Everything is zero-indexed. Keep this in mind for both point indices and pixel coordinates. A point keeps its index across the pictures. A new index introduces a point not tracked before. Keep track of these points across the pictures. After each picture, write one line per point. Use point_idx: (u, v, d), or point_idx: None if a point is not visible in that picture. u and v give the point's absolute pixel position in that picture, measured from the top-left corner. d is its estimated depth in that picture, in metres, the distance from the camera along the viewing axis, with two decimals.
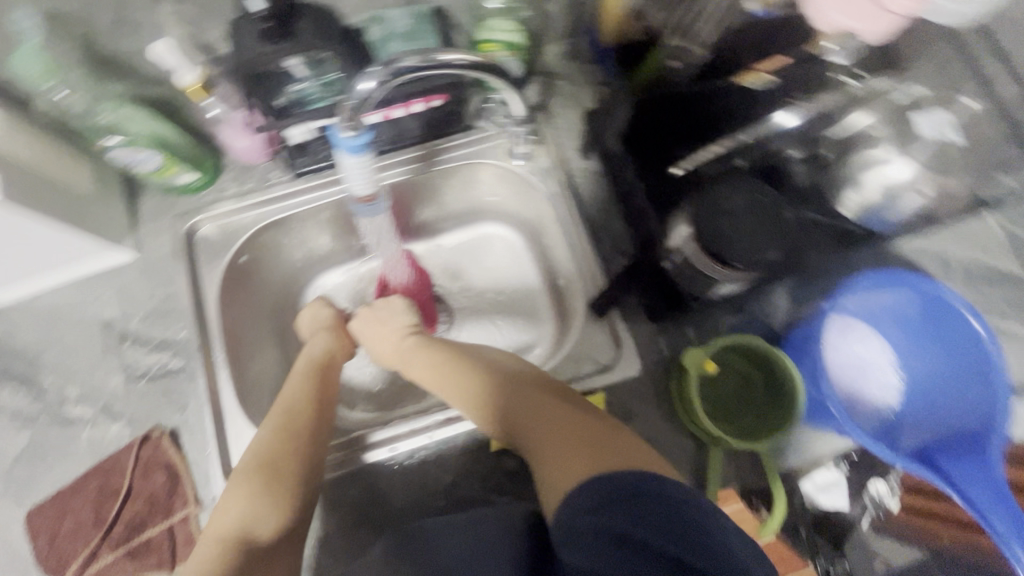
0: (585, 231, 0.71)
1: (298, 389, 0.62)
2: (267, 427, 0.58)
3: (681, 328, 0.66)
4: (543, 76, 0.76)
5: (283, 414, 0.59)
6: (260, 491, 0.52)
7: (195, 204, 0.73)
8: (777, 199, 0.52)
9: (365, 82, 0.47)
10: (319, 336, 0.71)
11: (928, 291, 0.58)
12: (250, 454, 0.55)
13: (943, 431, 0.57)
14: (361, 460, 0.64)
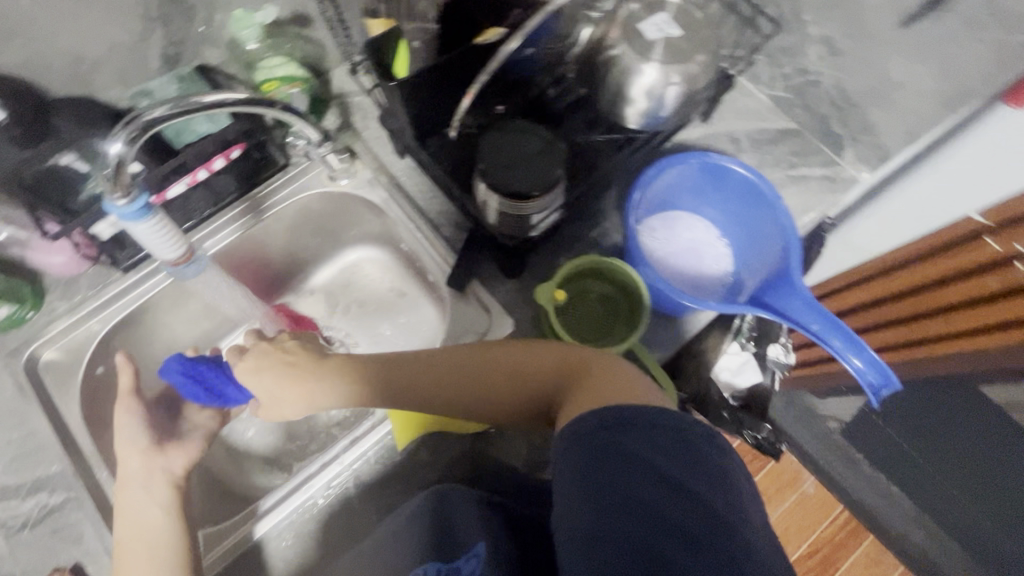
0: (424, 221, 0.74)
1: (147, 513, 0.59)
2: (142, 565, 0.55)
3: (536, 272, 0.71)
4: (337, 97, 0.78)
5: (143, 553, 0.55)
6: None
7: (27, 335, 0.69)
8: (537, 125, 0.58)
9: (116, 146, 0.47)
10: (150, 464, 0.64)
11: (695, 162, 0.65)
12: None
13: (768, 262, 0.65)
14: (253, 535, 0.62)
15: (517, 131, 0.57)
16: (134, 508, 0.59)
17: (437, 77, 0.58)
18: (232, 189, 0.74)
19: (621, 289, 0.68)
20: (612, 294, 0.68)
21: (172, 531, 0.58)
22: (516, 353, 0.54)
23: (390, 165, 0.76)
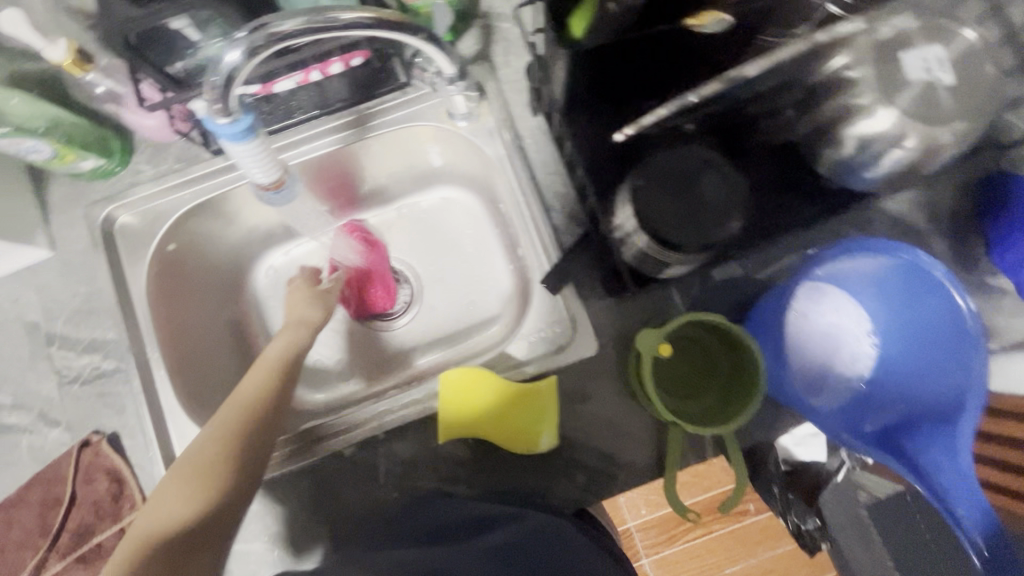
0: (534, 197, 0.64)
1: (257, 388, 0.53)
2: (219, 424, 0.50)
3: (641, 300, 0.61)
4: (484, 21, 0.66)
5: (242, 404, 0.52)
6: (195, 487, 0.46)
7: (110, 191, 0.67)
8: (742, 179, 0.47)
9: (234, 53, 0.40)
10: (281, 332, 0.61)
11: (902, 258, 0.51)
12: (186, 462, 0.47)
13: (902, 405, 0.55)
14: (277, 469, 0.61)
15: (693, 167, 0.47)
16: (249, 384, 0.54)
17: (614, 55, 0.47)
18: (342, 98, 0.66)
19: (729, 358, 0.58)
20: (715, 359, 0.59)
21: (270, 411, 0.52)
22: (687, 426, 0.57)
23: (518, 121, 0.66)
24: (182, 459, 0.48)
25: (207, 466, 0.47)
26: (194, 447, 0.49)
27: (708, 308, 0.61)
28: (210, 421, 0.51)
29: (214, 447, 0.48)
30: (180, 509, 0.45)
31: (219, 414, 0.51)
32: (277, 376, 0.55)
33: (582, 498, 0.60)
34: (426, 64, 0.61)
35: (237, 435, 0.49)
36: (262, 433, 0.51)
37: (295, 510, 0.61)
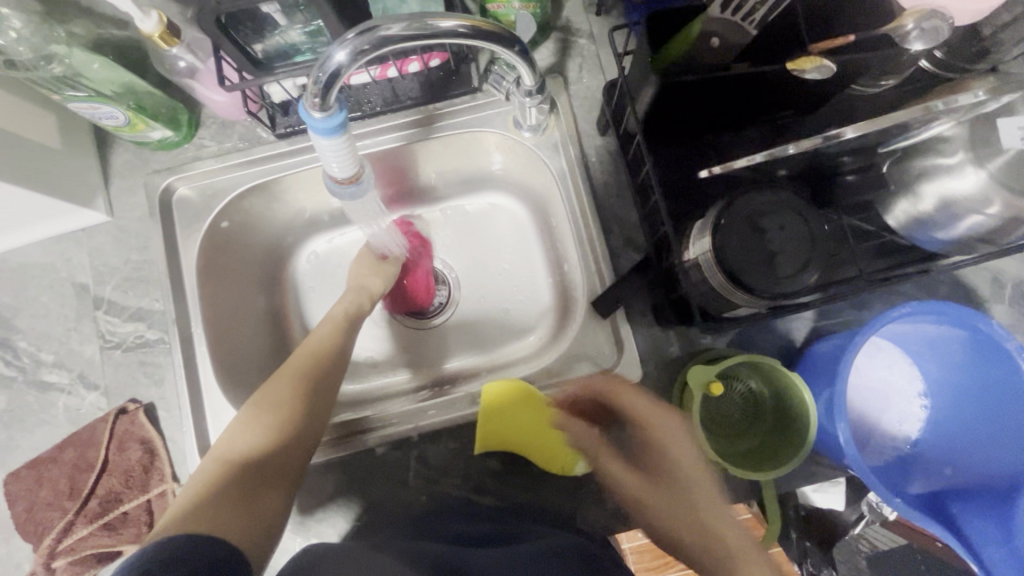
0: (594, 217, 0.63)
1: (330, 337, 0.62)
2: (295, 367, 0.57)
3: (691, 334, 0.61)
4: (562, 34, 0.66)
5: (313, 353, 0.59)
6: (275, 419, 0.53)
7: (172, 162, 0.67)
8: (822, 230, 0.46)
9: (339, 52, 0.40)
10: (345, 295, 0.69)
11: (981, 329, 0.51)
12: (265, 399, 0.54)
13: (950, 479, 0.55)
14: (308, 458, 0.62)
15: (776, 211, 0.46)
16: (318, 336, 0.62)
17: (706, 86, 0.46)
18: (411, 95, 0.65)
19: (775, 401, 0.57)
20: (759, 402, 0.59)
21: (338, 361, 0.61)
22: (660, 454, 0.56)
23: (585, 139, 0.65)
24: (260, 397, 0.55)
25: (285, 403, 0.54)
26: (271, 388, 0.56)
27: (758, 350, 0.60)
28: (285, 366, 0.58)
29: (291, 390, 0.55)
30: (262, 435, 0.52)
31: (292, 360, 0.59)
32: (344, 331, 0.64)
33: (609, 526, 0.60)
34: (502, 73, 0.61)
35: (311, 377, 0.57)
36: (330, 380, 0.58)
37: (322, 502, 0.61)
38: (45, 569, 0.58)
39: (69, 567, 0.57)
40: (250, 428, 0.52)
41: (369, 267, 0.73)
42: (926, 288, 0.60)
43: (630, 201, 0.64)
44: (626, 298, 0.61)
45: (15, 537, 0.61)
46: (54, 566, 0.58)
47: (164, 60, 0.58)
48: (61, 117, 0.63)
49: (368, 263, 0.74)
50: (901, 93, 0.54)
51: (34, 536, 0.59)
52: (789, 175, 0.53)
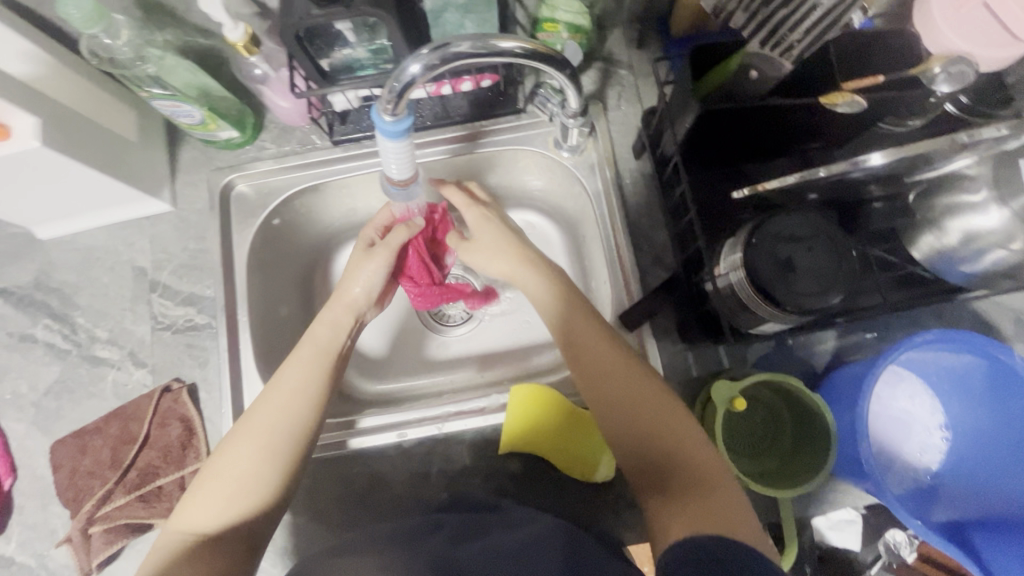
0: (625, 235, 0.66)
1: (299, 382, 0.57)
2: (254, 429, 0.53)
3: (715, 352, 0.62)
4: (603, 64, 0.70)
5: (276, 408, 0.55)
6: (229, 495, 0.51)
7: (233, 161, 0.72)
8: (850, 254, 0.49)
9: (414, 65, 0.45)
10: (327, 317, 0.63)
11: (1003, 361, 0.53)
12: (223, 469, 0.52)
13: (975, 513, 0.55)
14: (336, 447, 0.64)
15: (806, 232, 0.49)
16: (292, 376, 0.57)
17: (745, 114, 0.50)
18: (460, 113, 0.70)
19: (795, 422, 0.59)
20: (780, 424, 0.60)
21: (309, 415, 0.55)
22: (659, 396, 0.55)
23: (620, 161, 0.69)
24: (218, 463, 0.52)
25: (240, 475, 0.51)
26: (230, 455, 0.52)
27: (780, 373, 0.61)
28: (246, 425, 0.54)
29: (249, 458, 0.52)
30: (216, 513, 0.50)
31: (255, 416, 0.54)
32: (317, 374, 0.58)
33: (626, 536, 0.60)
34: (549, 95, 0.65)
35: (270, 444, 0.53)
36: (295, 443, 0.54)
37: (349, 488, 0.63)
38: (81, 535, 0.60)
39: (103, 535, 0.60)
40: (212, 494, 0.51)
41: (359, 258, 0.66)
42: (947, 322, 0.62)
43: (660, 222, 0.67)
44: (654, 314, 0.63)
45: (54, 503, 0.64)
46: (90, 532, 0.60)
47: (241, 67, 0.64)
48: (140, 114, 0.69)
49: (358, 253, 0.67)
50: (930, 132, 0.56)
51: (73, 502, 0.62)
52: (820, 202, 0.57)
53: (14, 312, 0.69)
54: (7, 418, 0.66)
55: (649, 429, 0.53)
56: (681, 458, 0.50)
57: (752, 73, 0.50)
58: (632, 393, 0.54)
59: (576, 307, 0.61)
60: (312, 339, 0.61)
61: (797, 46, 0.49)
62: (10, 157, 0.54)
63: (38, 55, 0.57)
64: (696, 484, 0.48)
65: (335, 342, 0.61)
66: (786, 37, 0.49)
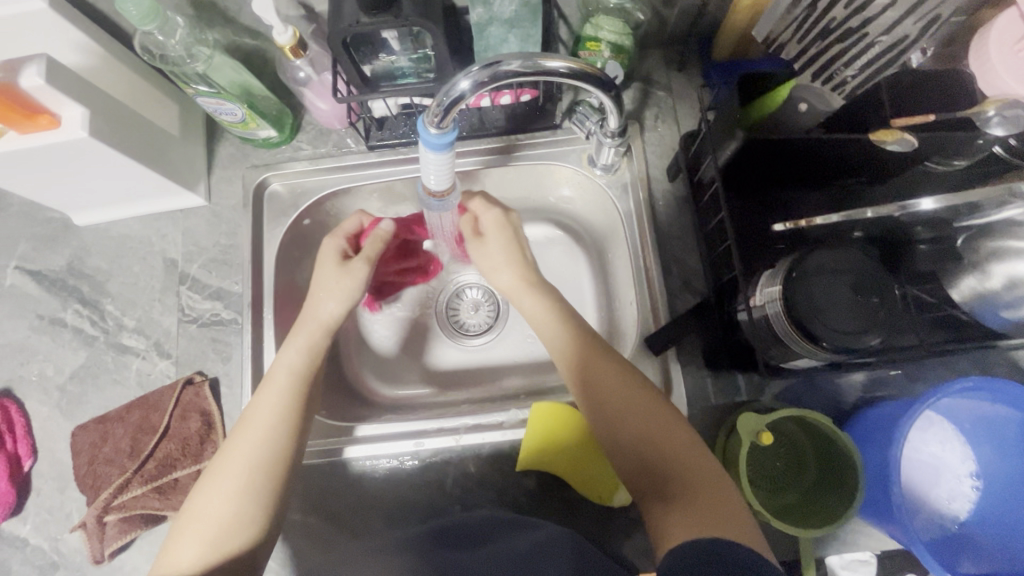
0: (655, 258, 0.65)
1: (270, 415, 0.56)
2: (229, 466, 0.53)
3: (742, 382, 0.61)
4: (642, 85, 0.70)
5: (249, 445, 0.54)
6: (210, 537, 0.51)
7: (269, 159, 0.73)
8: (892, 292, 0.48)
9: (463, 81, 0.46)
10: (299, 337, 0.62)
11: None
12: (202, 510, 0.52)
13: (1003, 565, 0.53)
14: (342, 453, 0.63)
15: (846, 270, 0.48)
16: (262, 404, 0.57)
17: (790, 145, 0.49)
18: (497, 125, 0.70)
19: (820, 458, 0.57)
20: (804, 460, 0.59)
21: (281, 448, 0.55)
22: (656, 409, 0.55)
23: (654, 183, 0.68)
24: (195, 504, 0.52)
25: (220, 514, 0.52)
26: (208, 496, 0.52)
27: (806, 407, 0.60)
28: (221, 464, 0.54)
29: (225, 497, 0.52)
30: (198, 552, 0.50)
31: (229, 454, 0.54)
32: (287, 403, 0.57)
33: (639, 564, 0.59)
34: (586, 114, 0.64)
35: (247, 479, 0.53)
36: (270, 473, 0.54)
37: (362, 493, 0.63)
38: (96, 523, 0.60)
39: (119, 524, 0.60)
40: (196, 530, 0.51)
41: (332, 274, 0.65)
42: (981, 366, 0.60)
43: (692, 246, 0.66)
44: (681, 339, 0.62)
45: (71, 487, 0.64)
46: (106, 520, 0.60)
47: (286, 69, 0.65)
48: (182, 109, 0.70)
49: (333, 269, 0.66)
50: (978, 172, 0.55)
51: (91, 489, 0.62)
52: (862, 238, 0.56)
53: (46, 295, 0.70)
54: (31, 399, 0.67)
55: (647, 442, 0.52)
56: (676, 473, 0.50)
57: (802, 104, 0.54)
58: (628, 405, 0.54)
59: (571, 323, 0.62)
60: (282, 367, 0.60)
61: (848, 82, 0.53)
62: (57, 146, 0.55)
63: (90, 46, 0.58)
64: (695, 493, 0.48)
65: (306, 367, 0.60)
66: (840, 72, 0.53)
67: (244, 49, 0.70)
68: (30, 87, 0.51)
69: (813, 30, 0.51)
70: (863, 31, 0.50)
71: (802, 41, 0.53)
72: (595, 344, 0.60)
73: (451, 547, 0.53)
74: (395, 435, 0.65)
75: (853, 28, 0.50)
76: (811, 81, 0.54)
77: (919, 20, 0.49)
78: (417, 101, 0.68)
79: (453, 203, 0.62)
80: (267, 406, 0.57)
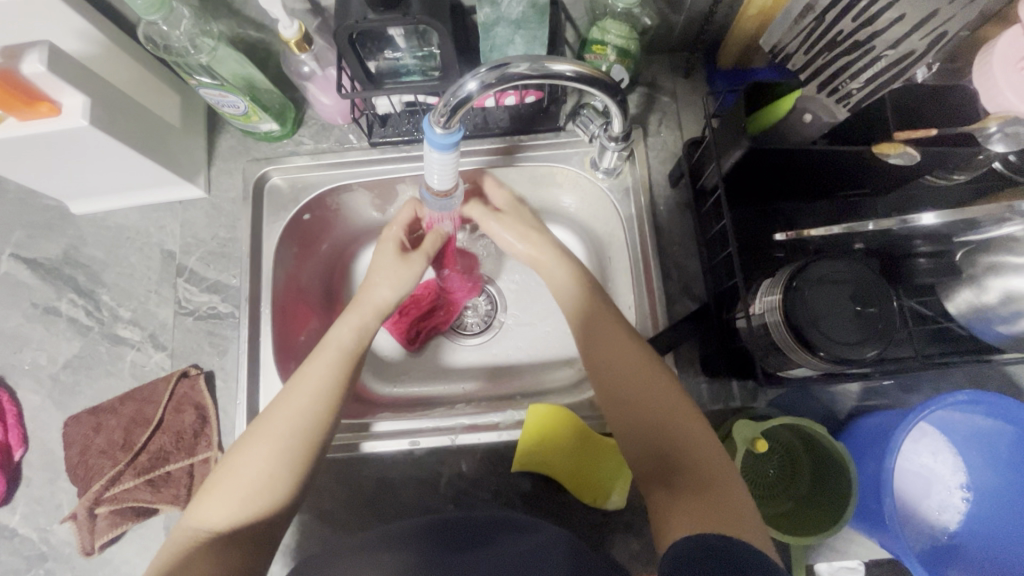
0: (655, 263, 0.66)
1: (318, 385, 0.56)
2: (272, 431, 0.53)
3: (738, 389, 0.61)
4: (647, 89, 0.70)
5: (294, 412, 0.54)
6: (243, 498, 0.50)
7: (270, 153, 0.72)
8: (891, 304, 0.48)
9: (470, 82, 0.46)
10: (352, 313, 0.63)
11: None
12: (239, 472, 0.51)
13: None
14: (359, 448, 0.63)
15: (849, 280, 0.48)
16: (311, 375, 0.57)
17: (792, 155, 0.50)
18: (501, 125, 0.70)
19: (814, 465, 0.58)
20: (798, 467, 0.59)
21: (323, 417, 0.55)
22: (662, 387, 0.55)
23: (656, 188, 0.68)
24: (233, 461, 0.52)
25: (256, 477, 0.51)
26: (245, 459, 0.52)
27: (800, 415, 0.61)
28: (264, 428, 0.54)
29: (263, 460, 0.52)
30: (230, 511, 0.50)
31: (273, 419, 0.54)
32: (337, 376, 0.58)
33: (631, 568, 0.60)
34: (591, 117, 0.65)
35: (287, 448, 0.53)
36: (311, 443, 0.54)
37: (357, 490, 0.63)
38: (87, 514, 0.60)
39: (109, 516, 0.60)
40: (230, 490, 0.51)
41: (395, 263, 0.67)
42: (973, 380, 0.61)
43: (692, 252, 0.66)
44: (679, 345, 0.62)
45: (62, 478, 0.64)
46: (97, 512, 0.60)
47: (290, 63, 0.65)
48: (184, 99, 0.70)
49: (392, 258, 0.67)
50: (979, 188, 0.55)
51: (82, 480, 0.62)
52: (861, 250, 0.56)
53: (41, 284, 0.69)
54: (22, 388, 0.67)
55: (653, 420, 0.53)
56: (680, 452, 0.51)
57: (805, 116, 0.53)
58: (639, 385, 0.55)
59: (586, 304, 0.63)
60: (335, 340, 0.61)
61: (855, 95, 0.50)
62: (57, 134, 0.54)
63: (93, 34, 0.58)
64: (697, 474, 0.49)
65: (356, 344, 0.61)
66: (846, 85, 0.50)
67: (248, 42, 0.69)
68: (31, 74, 0.50)
69: (821, 42, 0.51)
70: (870, 45, 0.48)
71: (809, 52, 0.52)
72: (611, 318, 0.61)
73: (447, 544, 0.53)
74: (403, 431, 0.65)
75: (861, 40, 0.48)
76: (816, 93, 0.52)
77: (925, 34, 0.45)
78: (421, 99, 0.68)
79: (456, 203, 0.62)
80: (316, 379, 0.57)
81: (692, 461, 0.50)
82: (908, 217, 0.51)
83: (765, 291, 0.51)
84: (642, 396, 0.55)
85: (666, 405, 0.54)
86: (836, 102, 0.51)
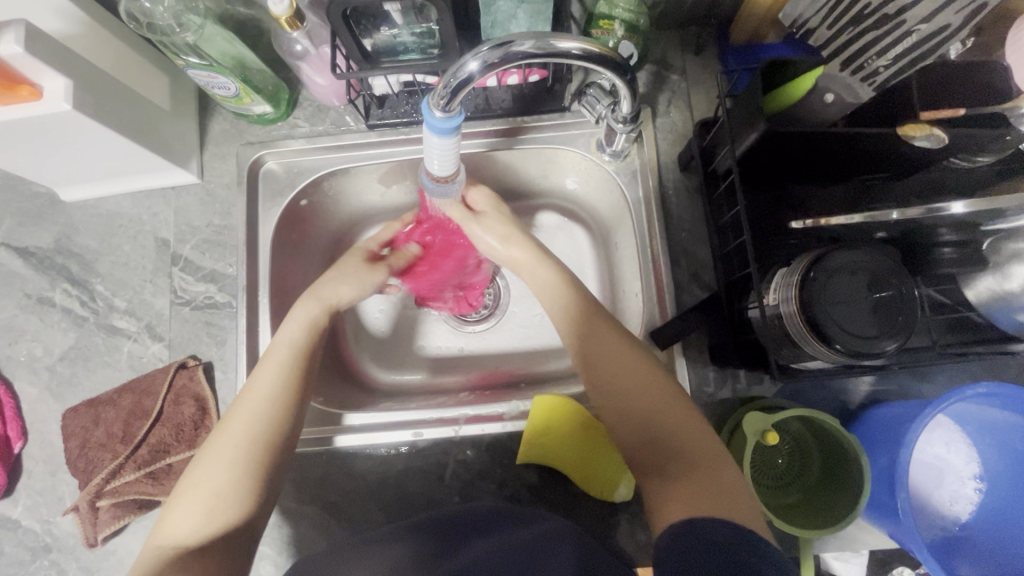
0: (664, 249, 0.63)
1: (269, 383, 0.55)
2: (229, 436, 0.52)
3: (747, 379, 0.60)
4: (656, 67, 0.67)
5: (248, 413, 0.53)
6: (207, 504, 0.49)
7: (264, 136, 0.70)
8: (911, 293, 0.46)
9: (471, 62, 0.44)
10: (301, 306, 0.62)
11: None
12: (200, 479, 0.51)
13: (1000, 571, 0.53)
14: (332, 442, 0.62)
15: (868, 270, 0.46)
16: (262, 373, 0.56)
17: (810, 138, 0.47)
18: (502, 106, 0.67)
19: (824, 455, 0.57)
20: (808, 457, 0.58)
21: (282, 415, 0.54)
22: (651, 382, 0.53)
23: (664, 171, 0.66)
24: (192, 474, 0.51)
25: (218, 482, 0.50)
26: (208, 464, 0.51)
27: (810, 406, 0.59)
28: (221, 433, 0.53)
29: (223, 465, 0.51)
30: (197, 519, 0.49)
31: (229, 424, 0.53)
32: (288, 370, 0.57)
33: (637, 558, 0.59)
34: (597, 97, 0.61)
35: (248, 450, 0.52)
36: (274, 440, 0.53)
37: (360, 481, 0.62)
38: (89, 507, 0.59)
39: (112, 509, 0.59)
40: (192, 501, 0.50)
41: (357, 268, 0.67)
42: (989, 370, 0.60)
43: (701, 238, 0.64)
44: (688, 334, 0.60)
45: (63, 470, 0.63)
46: (99, 504, 0.60)
47: (283, 42, 0.62)
48: (172, 81, 0.67)
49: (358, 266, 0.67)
50: (1005, 169, 0.53)
51: (82, 473, 0.61)
52: (883, 240, 0.55)
53: (33, 273, 0.68)
54: (19, 380, 0.66)
55: (644, 413, 0.52)
56: (672, 444, 0.50)
57: (827, 96, 0.51)
58: (629, 375, 0.54)
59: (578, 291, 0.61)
60: (283, 336, 0.59)
61: (882, 73, 0.49)
62: (38, 118, 0.52)
63: (73, 11, 0.55)
64: (689, 465, 0.48)
65: (306, 338, 0.60)
66: (872, 62, 0.49)
67: (238, 20, 0.66)
68: (7, 55, 0.47)
69: (846, 13, 0.49)
70: (899, 19, 0.47)
71: (832, 27, 0.51)
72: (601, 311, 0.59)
73: (452, 537, 0.53)
74: (385, 425, 0.63)
75: (890, 12, 0.47)
76: (840, 70, 0.50)
77: (960, 8, 0.46)
78: (420, 79, 0.65)
79: (455, 189, 0.60)
80: (268, 376, 0.56)
81: (685, 449, 0.49)
82: (938, 206, 0.50)
83: (780, 282, 0.49)
84: (631, 393, 0.53)
85: (657, 397, 0.52)
86: (860, 80, 0.50)
